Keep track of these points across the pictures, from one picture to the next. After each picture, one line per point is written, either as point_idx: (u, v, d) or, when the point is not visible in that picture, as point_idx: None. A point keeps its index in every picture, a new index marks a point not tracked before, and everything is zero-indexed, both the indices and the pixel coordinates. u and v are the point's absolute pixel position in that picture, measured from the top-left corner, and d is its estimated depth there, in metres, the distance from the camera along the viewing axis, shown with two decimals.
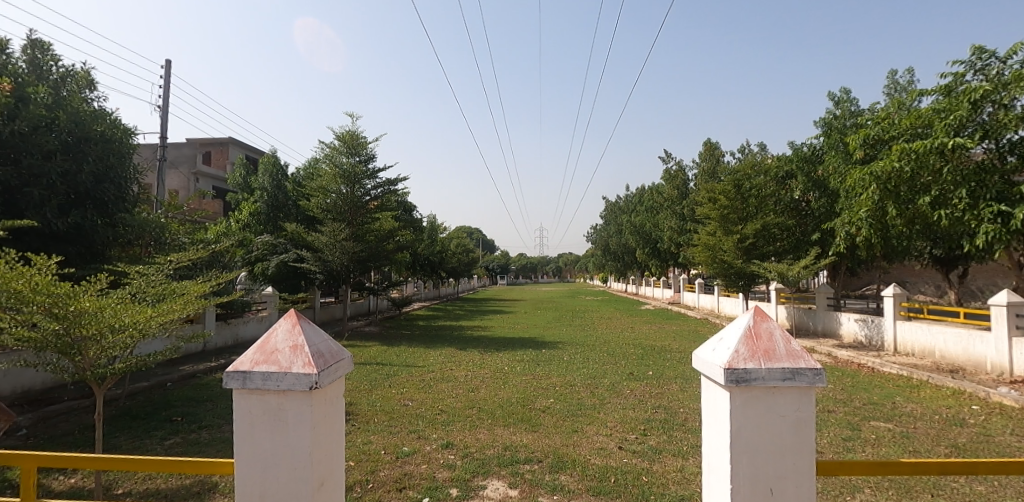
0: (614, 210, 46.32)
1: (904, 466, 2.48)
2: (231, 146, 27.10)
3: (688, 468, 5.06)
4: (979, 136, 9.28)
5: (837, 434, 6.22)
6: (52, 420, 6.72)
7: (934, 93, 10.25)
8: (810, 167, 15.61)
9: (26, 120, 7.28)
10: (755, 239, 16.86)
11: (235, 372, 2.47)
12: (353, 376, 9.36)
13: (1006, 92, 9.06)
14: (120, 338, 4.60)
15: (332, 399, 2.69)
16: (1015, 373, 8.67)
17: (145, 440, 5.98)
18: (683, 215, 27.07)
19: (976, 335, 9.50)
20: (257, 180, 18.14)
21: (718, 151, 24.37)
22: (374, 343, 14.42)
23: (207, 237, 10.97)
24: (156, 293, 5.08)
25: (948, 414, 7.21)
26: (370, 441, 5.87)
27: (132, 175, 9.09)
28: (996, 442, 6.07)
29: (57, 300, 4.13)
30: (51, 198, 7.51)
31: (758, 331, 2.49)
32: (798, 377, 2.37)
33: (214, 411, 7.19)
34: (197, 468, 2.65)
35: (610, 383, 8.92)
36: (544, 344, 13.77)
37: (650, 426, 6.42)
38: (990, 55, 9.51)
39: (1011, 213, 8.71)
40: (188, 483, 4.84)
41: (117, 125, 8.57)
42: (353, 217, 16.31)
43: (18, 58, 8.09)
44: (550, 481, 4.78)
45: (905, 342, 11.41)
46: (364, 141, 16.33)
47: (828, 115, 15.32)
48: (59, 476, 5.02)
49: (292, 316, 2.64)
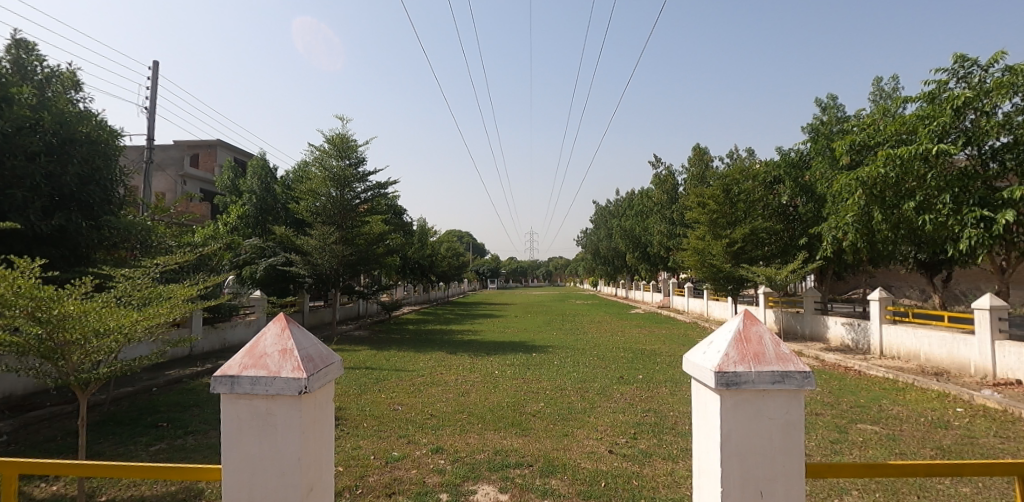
0: (603, 214, 46.67)
1: (893, 469, 2.50)
2: (219, 147, 26.95)
3: (678, 471, 5.08)
4: (962, 142, 9.43)
5: (824, 437, 6.27)
6: (33, 427, 6.60)
7: (918, 101, 10.42)
8: (797, 172, 15.79)
9: (10, 121, 7.14)
10: (744, 244, 17.00)
11: (222, 376, 2.44)
12: (342, 381, 9.31)
13: (988, 99, 9.23)
14: (105, 342, 4.52)
15: (322, 403, 2.68)
16: (999, 376, 8.78)
17: (130, 446, 5.89)
18: (672, 219, 27.29)
19: (961, 339, 9.62)
20: (245, 183, 18.03)
21: (706, 156, 24.58)
22: (364, 347, 14.30)
23: (194, 240, 10.89)
24: (141, 297, 5.00)
25: (933, 416, 7.29)
26: (360, 446, 5.83)
27: (119, 178, 8.97)
28: (980, 444, 6.15)
29: (40, 304, 4.06)
30: (34, 200, 7.40)
31: (748, 334, 2.52)
32: (787, 380, 2.38)
33: (201, 416, 7.10)
34: (185, 474, 2.61)
35: (600, 387, 8.93)
36: (535, 348, 13.78)
37: (640, 430, 6.44)
38: (972, 63, 9.69)
39: (993, 218, 8.88)
40: (173, 491, 4.76)
41: (102, 127, 8.45)
42: (342, 220, 16.15)
43: (1, 58, 7.97)
44: (540, 485, 4.77)
45: (891, 345, 11.53)
46: (354, 144, 16.25)
47: (815, 121, 15.52)
48: (41, 483, 4.93)
49: (281, 320, 2.62)
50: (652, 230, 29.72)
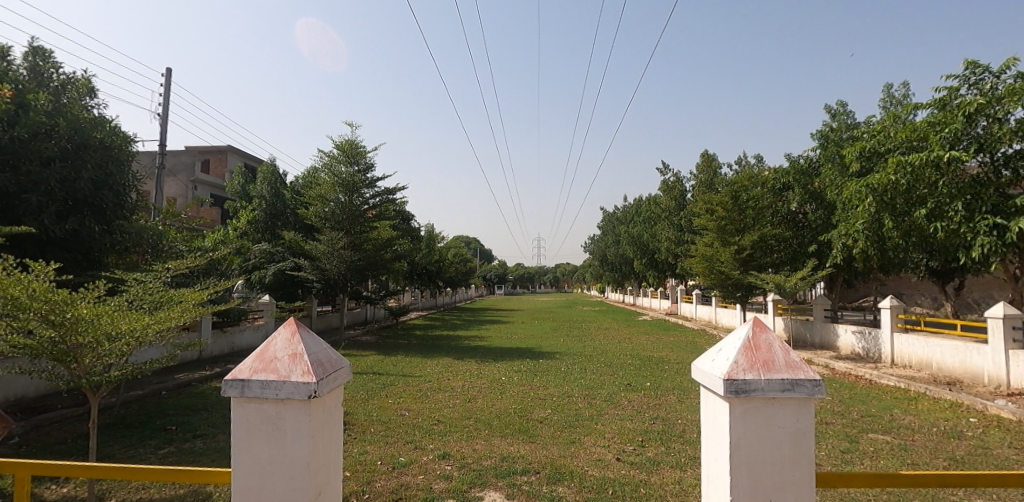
0: (610, 220, 46.55)
1: (904, 479, 2.47)
2: (229, 153, 27.24)
3: (686, 479, 5.04)
4: (974, 149, 9.36)
5: (835, 447, 6.21)
6: (44, 429, 6.65)
7: (929, 107, 10.36)
8: (806, 179, 15.63)
9: (25, 127, 7.24)
10: (752, 250, 16.94)
11: (232, 380, 2.45)
12: (349, 386, 9.33)
13: (1000, 106, 9.15)
14: (117, 346, 4.57)
15: (330, 407, 2.68)
16: (1013, 386, 8.67)
17: (139, 449, 5.94)
18: (681, 225, 27.16)
19: (973, 348, 9.50)
20: (255, 189, 18.16)
21: (714, 163, 24.43)
22: (372, 352, 14.32)
23: (204, 245, 10.99)
24: (153, 301, 5.06)
25: (946, 426, 7.20)
26: (367, 451, 5.84)
27: (131, 182, 9.07)
28: (994, 455, 6.06)
29: (54, 307, 4.10)
30: (48, 205, 7.50)
31: (758, 342, 2.50)
32: (797, 389, 2.36)
33: (209, 420, 7.14)
34: (193, 477, 2.63)
35: (607, 394, 8.89)
36: (541, 355, 13.74)
37: (648, 438, 6.41)
38: (984, 70, 9.63)
39: (1006, 226, 8.78)
40: (182, 494, 4.79)
41: (116, 132, 8.57)
42: (350, 226, 16.24)
43: (18, 65, 8.11)
44: (546, 492, 4.76)
45: (903, 353, 11.41)
46: (362, 150, 16.32)
47: (824, 127, 15.44)
48: (51, 485, 4.96)
49: (291, 325, 2.63)
50: (660, 236, 29.55)
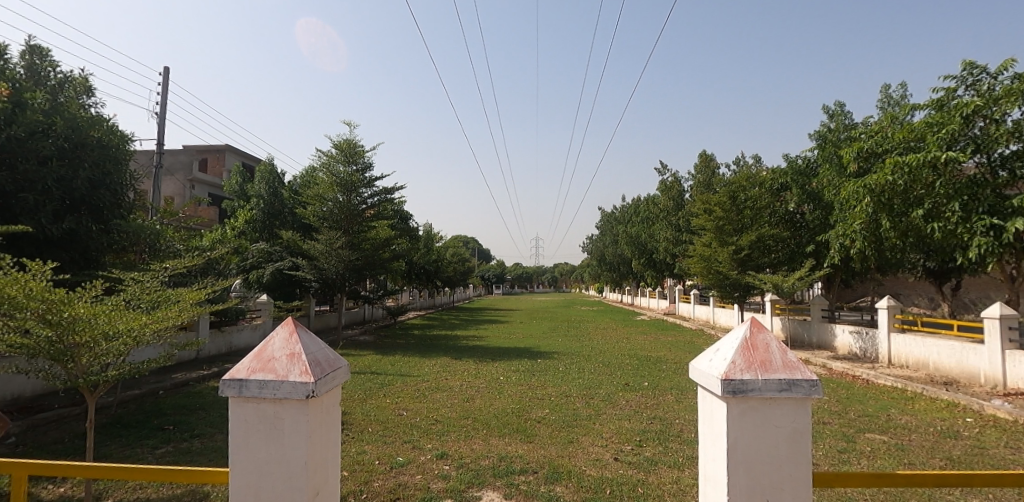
0: (609, 220, 46.59)
1: (899, 478, 2.47)
2: (227, 152, 27.23)
3: (684, 479, 5.05)
4: (971, 150, 9.39)
5: (832, 446, 6.22)
6: (41, 429, 6.64)
7: (927, 108, 10.38)
8: (804, 180, 15.64)
9: (23, 126, 7.21)
10: (750, 251, 16.97)
11: (230, 380, 2.45)
12: (347, 386, 9.33)
13: (997, 106, 9.17)
14: (114, 345, 4.56)
15: (327, 407, 2.67)
16: (1010, 386, 8.69)
17: (136, 449, 5.93)
18: (679, 226, 27.17)
19: (970, 348, 9.53)
20: (253, 188, 18.16)
21: (713, 163, 24.44)
22: (370, 352, 14.29)
23: (201, 245, 10.98)
24: (151, 300, 5.04)
25: (942, 426, 7.22)
26: (364, 451, 5.84)
27: (129, 182, 9.05)
28: (990, 454, 6.08)
29: (51, 306, 4.08)
30: (45, 204, 7.48)
31: (755, 342, 2.51)
32: (794, 388, 2.37)
33: (207, 419, 7.14)
34: (191, 477, 2.62)
35: (605, 394, 8.89)
36: (539, 354, 13.74)
37: (645, 437, 6.41)
38: (981, 70, 9.66)
39: (1002, 226, 8.80)
40: (179, 494, 4.79)
41: (113, 131, 8.55)
42: (349, 225, 16.25)
43: (15, 63, 8.08)
44: (544, 492, 4.76)
45: (900, 353, 11.44)
46: (360, 150, 16.28)
47: (822, 128, 15.49)
48: (48, 484, 4.96)
49: (289, 324, 2.63)
50: (659, 236, 29.54)
